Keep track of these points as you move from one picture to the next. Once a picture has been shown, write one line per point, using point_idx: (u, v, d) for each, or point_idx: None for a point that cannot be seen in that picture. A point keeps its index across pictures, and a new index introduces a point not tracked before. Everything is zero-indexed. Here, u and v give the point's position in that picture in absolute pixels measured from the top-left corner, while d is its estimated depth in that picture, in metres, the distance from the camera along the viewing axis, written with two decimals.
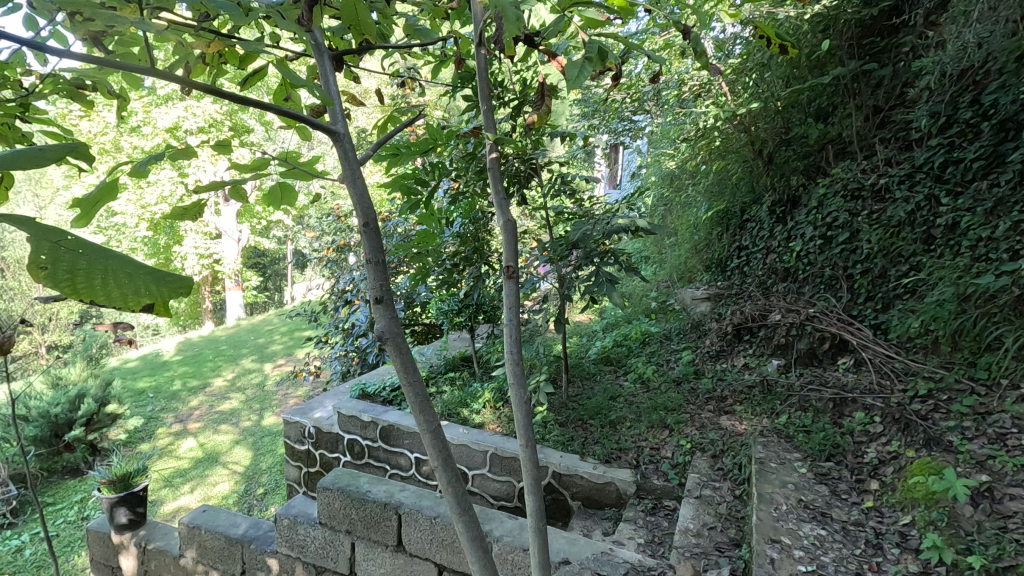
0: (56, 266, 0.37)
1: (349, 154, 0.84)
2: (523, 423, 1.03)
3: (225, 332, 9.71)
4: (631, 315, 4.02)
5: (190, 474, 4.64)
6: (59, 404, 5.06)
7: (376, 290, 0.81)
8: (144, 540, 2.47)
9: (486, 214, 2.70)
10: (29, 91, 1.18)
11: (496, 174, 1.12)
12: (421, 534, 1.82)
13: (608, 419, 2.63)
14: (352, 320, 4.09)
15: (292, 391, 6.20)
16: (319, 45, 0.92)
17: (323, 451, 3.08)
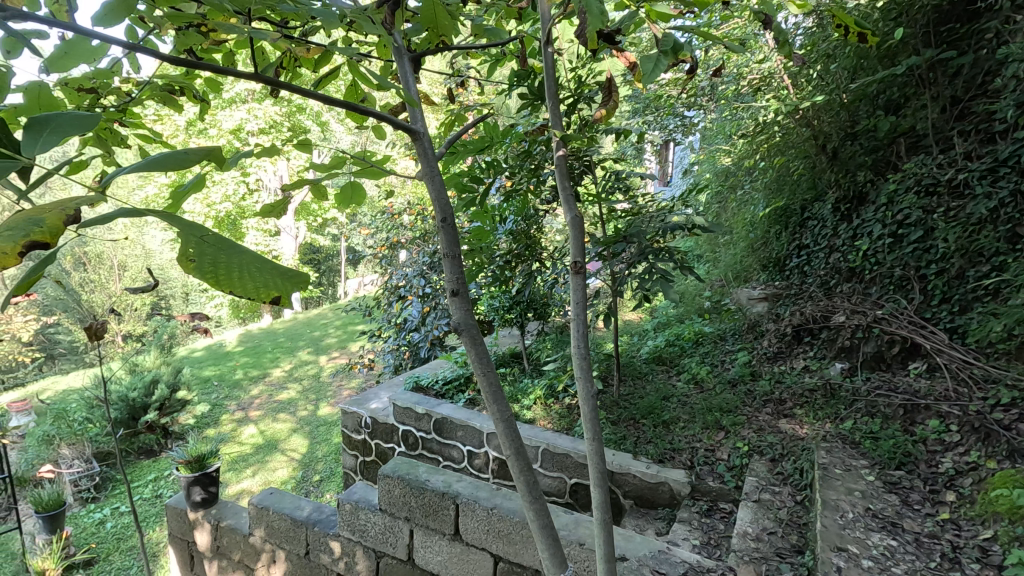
0: (203, 259, 0.41)
1: (428, 151, 0.87)
2: (590, 417, 1.04)
3: (283, 325, 10.14)
4: (683, 315, 3.95)
5: (252, 459, 4.89)
6: (135, 389, 5.48)
7: (452, 283, 0.84)
8: (217, 518, 2.62)
9: (539, 211, 2.71)
10: (129, 97, 1.28)
11: (564, 171, 1.13)
12: (478, 525, 1.86)
13: (661, 419, 2.60)
14: (405, 315, 4.20)
15: (346, 383, 6.42)
16: (399, 47, 0.95)
17: (379, 441, 3.18)
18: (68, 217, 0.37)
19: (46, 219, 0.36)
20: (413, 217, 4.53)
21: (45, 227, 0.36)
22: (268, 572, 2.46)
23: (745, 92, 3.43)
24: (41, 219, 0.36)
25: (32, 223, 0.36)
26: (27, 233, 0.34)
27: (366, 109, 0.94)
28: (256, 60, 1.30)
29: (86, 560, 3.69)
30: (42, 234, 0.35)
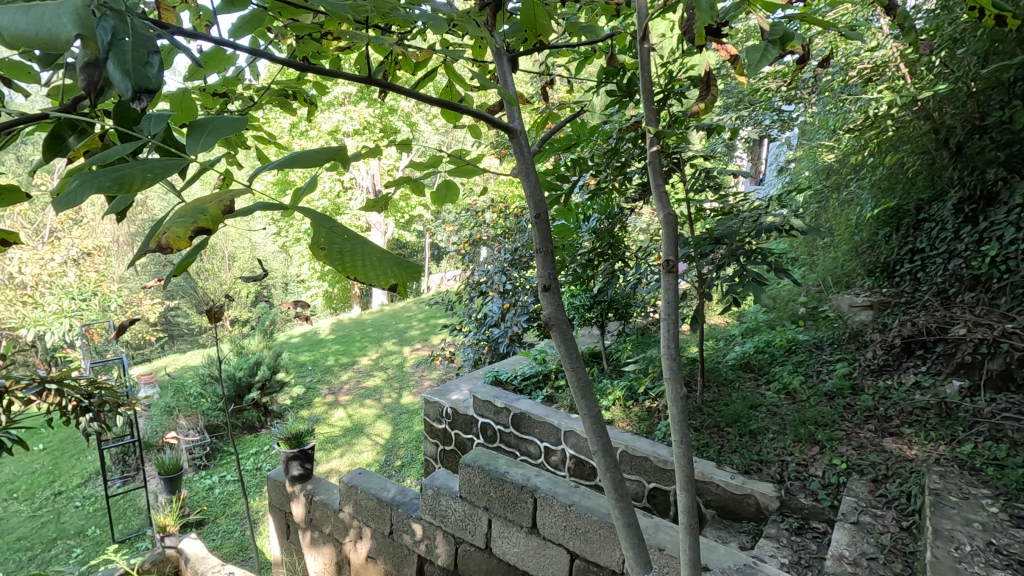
0: (331, 248, 0.44)
1: (524, 149, 0.89)
2: (678, 418, 1.02)
3: (372, 317, 10.70)
4: (774, 321, 3.75)
5: (340, 441, 5.20)
6: (241, 369, 6.03)
7: (544, 277, 0.86)
8: (310, 492, 2.82)
9: (623, 211, 2.68)
10: (248, 100, 1.40)
11: (656, 167, 1.11)
12: (555, 520, 1.87)
13: (747, 429, 2.49)
14: (485, 311, 4.28)
15: (427, 374, 6.68)
16: (498, 47, 0.98)
17: (458, 431, 3.30)
18: (224, 208, 0.42)
19: (208, 209, 0.41)
20: (496, 214, 4.61)
21: (208, 215, 0.40)
22: (356, 546, 2.63)
23: (853, 83, 3.17)
24: (204, 209, 0.41)
25: (197, 212, 0.40)
26: (195, 220, 0.39)
27: (462, 108, 0.98)
28: (358, 65, 1.38)
29: (198, 521, 4.11)
30: (204, 222, 0.39)
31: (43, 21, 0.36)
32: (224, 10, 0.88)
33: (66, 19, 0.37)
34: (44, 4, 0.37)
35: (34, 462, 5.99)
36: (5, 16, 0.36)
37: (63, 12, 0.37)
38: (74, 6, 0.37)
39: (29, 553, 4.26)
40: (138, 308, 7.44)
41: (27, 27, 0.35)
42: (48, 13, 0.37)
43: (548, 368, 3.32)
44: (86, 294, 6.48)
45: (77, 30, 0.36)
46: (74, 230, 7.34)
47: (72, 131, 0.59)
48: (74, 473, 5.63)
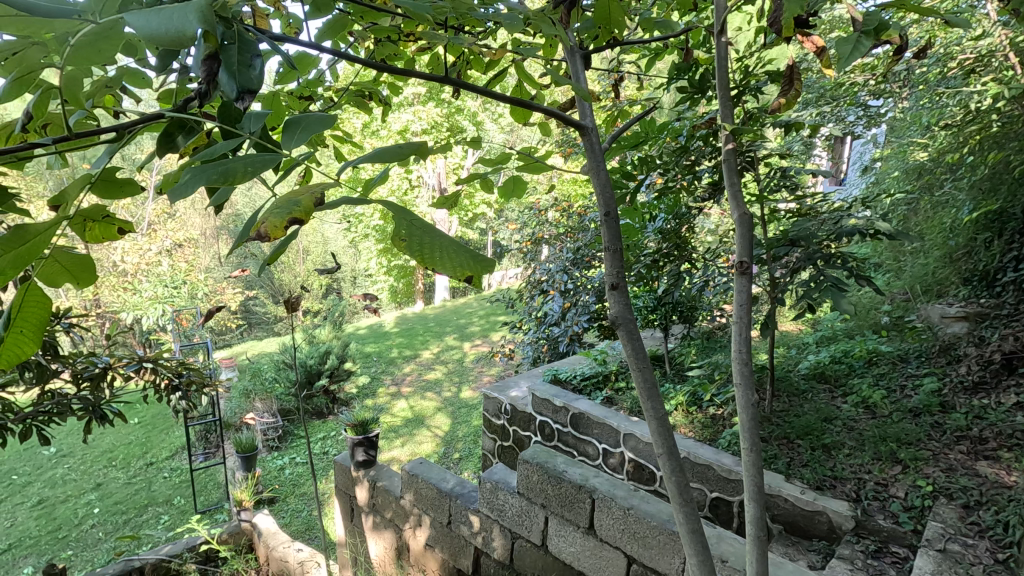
0: (411, 239, 0.45)
1: (595, 147, 0.88)
2: (747, 426, 0.98)
3: (434, 311, 10.97)
4: (854, 330, 3.52)
5: (402, 431, 5.37)
6: (313, 357, 6.35)
7: (612, 276, 0.85)
8: (373, 478, 2.93)
9: (692, 211, 2.60)
10: (327, 100, 1.47)
11: (732, 166, 1.07)
12: (613, 523, 1.85)
13: (821, 442, 2.36)
14: (546, 309, 4.28)
15: (487, 370, 6.77)
16: (572, 45, 0.98)
17: (517, 428, 3.33)
18: (315, 200, 0.44)
19: (301, 201, 0.43)
20: (559, 212, 4.59)
21: (300, 207, 0.43)
22: (414, 533, 2.71)
23: (953, 75, 2.92)
24: (297, 201, 0.43)
25: (292, 203, 0.43)
26: (289, 211, 0.42)
27: (534, 105, 0.98)
28: (431, 65, 1.41)
29: (270, 498, 4.36)
30: (298, 213, 0.42)
31: (173, 20, 0.39)
32: (312, 16, 0.93)
33: (192, 16, 0.40)
34: (172, 6, 0.40)
35: (130, 433, 6.58)
36: (138, 16, 0.39)
37: (190, 10, 0.40)
38: (199, 5, 0.40)
39: (125, 516, 4.69)
40: (222, 296, 8.00)
41: (158, 24, 0.38)
42: (176, 13, 0.40)
43: (608, 369, 3.28)
44: (177, 282, 7.03)
45: (201, 25, 0.39)
46: (168, 222, 7.98)
47: (180, 130, 0.64)
48: (164, 446, 6.14)
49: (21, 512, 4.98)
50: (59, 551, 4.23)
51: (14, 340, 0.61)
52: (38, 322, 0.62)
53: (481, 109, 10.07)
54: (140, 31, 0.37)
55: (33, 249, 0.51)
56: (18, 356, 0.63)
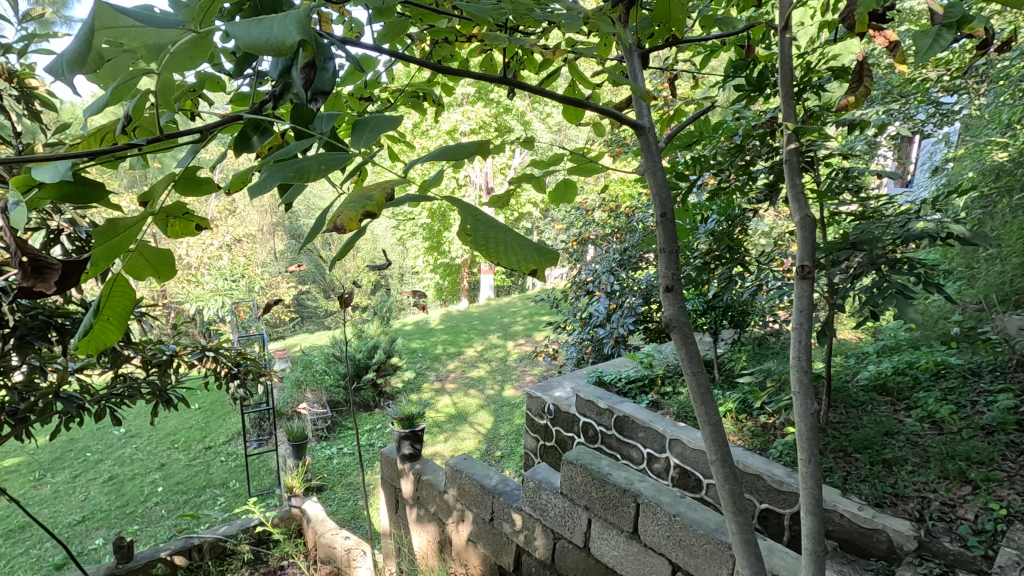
0: (476, 234, 0.46)
1: (652, 146, 0.87)
2: (805, 435, 0.95)
3: (479, 309, 11.08)
4: (920, 340, 3.34)
5: (446, 426, 5.46)
6: (361, 351, 6.55)
7: (667, 278, 0.83)
8: (419, 471, 2.98)
9: (745, 213, 2.53)
10: (383, 102, 1.50)
11: (793, 167, 1.03)
12: (658, 529, 1.82)
13: (881, 457, 2.25)
14: (591, 311, 4.24)
15: (530, 369, 6.79)
16: (629, 44, 0.98)
17: (560, 428, 3.33)
18: (386, 195, 0.46)
19: (373, 195, 0.45)
20: (606, 213, 4.54)
21: (373, 202, 0.44)
22: (457, 528, 2.76)
23: None
24: (370, 195, 0.45)
25: (365, 197, 0.45)
26: (362, 206, 0.44)
27: (588, 104, 0.97)
28: (485, 66, 1.42)
29: (319, 486, 4.53)
30: (371, 207, 0.44)
31: (273, 29, 0.41)
32: (373, 19, 0.96)
33: (291, 26, 0.42)
34: (271, 16, 0.43)
35: (192, 418, 6.96)
36: (243, 29, 0.41)
37: (289, 21, 0.42)
38: (296, 15, 0.42)
39: (185, 496, 4.97)
40: (277, 290, 8.35)
41: (260, 36, 0.41)
42: (276, 24, 0.42)
43: (654, 373, 3.22)
44: (235, 276, 7.37)
45: (300, 36, 0.41)
46: (230, 219, 8.39)
47: (255, 132, 0.67)
48: (221, 431, 6.46)
49: (94, 487, 5.35)
50: (127, 525, 4.52)
51: (102, 326, 0.67)
52: (121, 312, 0.67)
53: (530, 108, 10.11)
54: (247, 43, 0.39)
55: (121, 243, 0.55)
56: (103, 338, 0.70)
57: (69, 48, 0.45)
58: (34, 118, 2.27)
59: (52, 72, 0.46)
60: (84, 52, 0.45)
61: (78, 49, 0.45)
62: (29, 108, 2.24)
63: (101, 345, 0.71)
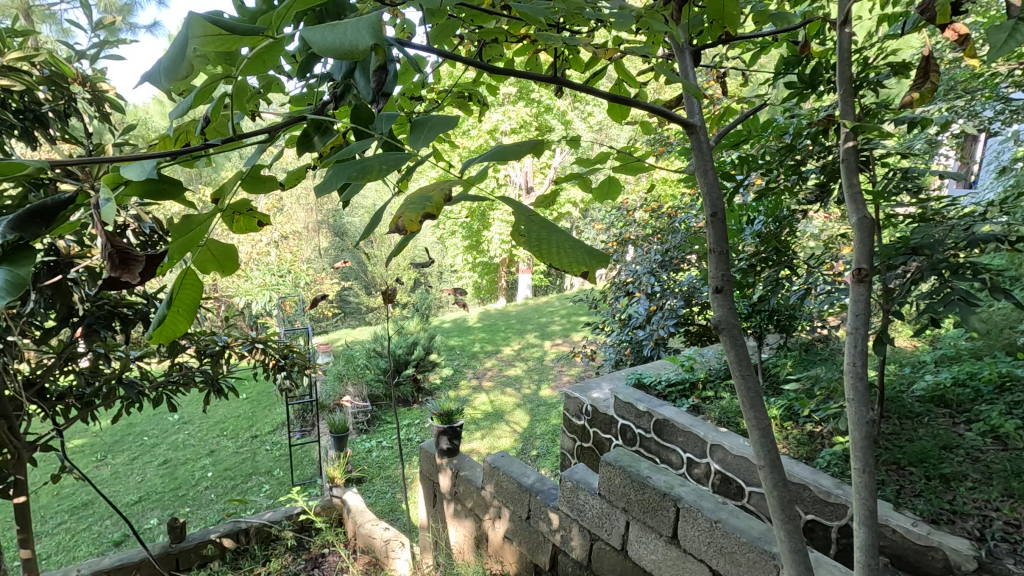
0: (530, 235, 0.46)
1: (703, 145, 0.85)
2: (859, 443, 0.92)
3: (516, 309, 11.11)
4: (983, 351, 3.15)
5: (483, 424, 5.51)
6: (401, 347, 6.69)
7: (717, 279, 0.82)
8: (456, 467, 3.02)
9: (794, 214, 2.45)
10: (431, 102, 1.52)
11: (851, 167, 1.00)
12: (698, 534, 1.79)
13: (938, 471, 2.15)
14: (630, 312, 4.18)
15: (566, 370, 6.77)
16: (681, 43, 0.97)
17: (597, 429, 3.31)
18: (444, 195, 0.46)
19: (432, 196, 0.46)
20: (648, 213, 4.49)
21: (433, 203, 0.45)
22: (493, 525, 2.78)
23: None
24: (429, 196, 0.46)
25: (424, 198, 0.46)
26: (423, 207, 0.45)
27: (636, 102, 0.96)
28: (531, 66, 1.43)
29: (358, 478, 4.64)
30: (430, 208, 0.45)
31: (347, 33, 0.43)
32: (426, 22, 0.98)
33: (364, 32, 0.43)
34: (345, 21, 0.44)
35: (239, 407, 7.24)
36: (319, 35, 0.43)
37: (362, 27, 0.43)
38: (370, 20, 0.44)
39: (233, 482, 5.18)
40: (321, 286, 8.59)
41: (334, 42, 0.42)
42: (350, 28, 0.43)
43: (696, 377, 3.16)
44: (282, 272, 7.63)
45: (371, 41, 0.42)
46: (278, 216, 8.70)
47: (317, 132, 0.70)
48: (267, 421, 6.70)
49: (150, 470, 5.64)
50: (179, 508, 4.75)
51: (173, 316, 0.71)
52: (191, 303, 0.71)
53: (571, 108, 10.08)
54: (322, 50, 0.41)
55: (193, 239, 0.58)
56: (174, 328, 0.75)
57: (170, 55, 0.49)
58: (104, 119, 2.42)
59: (152, 77, 0.50)
60: (180, 58, 0.50)
61: (174, 57, 0.49)
62: (100, 110, 2.38)
63: (171, 335, 0.75)
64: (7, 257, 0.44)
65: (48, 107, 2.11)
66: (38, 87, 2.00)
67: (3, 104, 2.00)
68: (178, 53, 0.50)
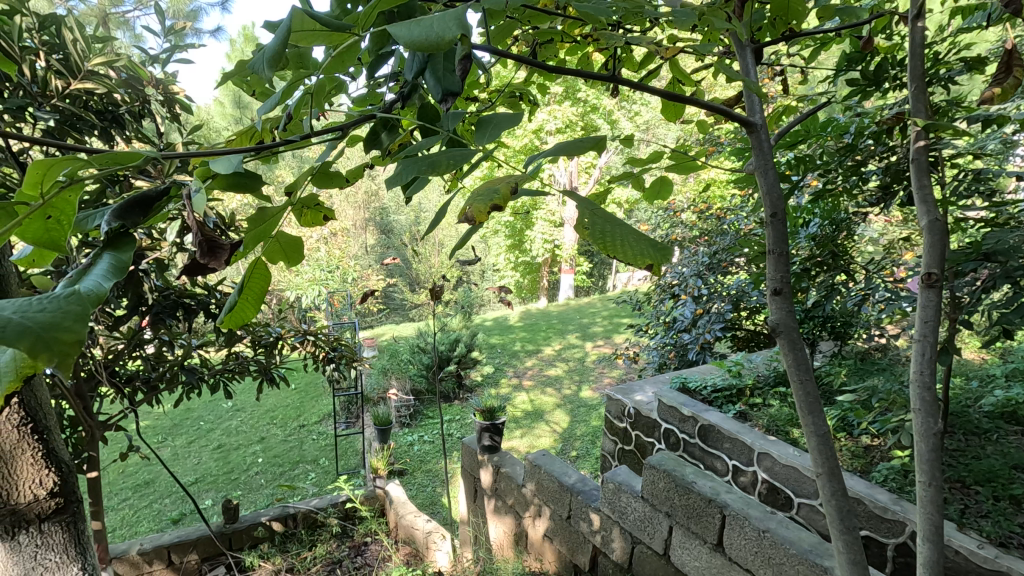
0: (594, 228, 0.47)
1: (763, 144, 0.84)
2: (925, 455, 0.88)
3: (558, 309, 11.08)
4: None
5: (523, 422, 5.53)
6: (444, 344, 6.79)
7: (775, 282, 0.81)
8: (497, 464, 3.05)
9: (853, 217, 2.36)
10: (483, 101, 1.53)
11: (920, 168, 0.95)
12: (745, 543, 1.75)
13: (1008, 492, 2.02)
14: (675, 315, 4.11)
15: (608, 372, 6.71)
16: (740, 39, 0.96)
17: (640, 432, 3.28)
18: (511, 188, 0.48)
19: (500, 189, 0.48)
20: (695, 215, 4.40)
21: (500, 195, 0.47)
22: (533, 523, 2.80)
23: None
24: (496, 189, 0.48)
25: (492, 190, 0.47)
26: (491, 198, 0.46)
27: (692, 100, 0.94)
28: (583, 65, 1.42)
29: (400, 470, 4.74)
30: (499, 200, 0.46)
31: (433, 27, 0.44)
32: (481, 24, 0.99)
33: (450, 24, 0.44)
34: (429, 16, 0.45)
35: (289, 397, 7.52)
36: (405, 28, 0.44)
37: (447, 19, 0.44)
38: (454, 15, 0.45)
39: (282, 468, 5.39)
40: (367, 282, 8.82)
41: (421, 33, 0.44)
42: (435, 22, 0.45)
43: (743, 383, 3.07)
44: (331, 267, 7.89)
45: (456, 32, 0.43)
46: None
47: (384, 129, 0.73)
48: (314, 411, 6.93)
49: (205, 453, 5.93)
50: (232, 490, 4.97)
51: (243, 304, 0.75)
52: (259, 290, 0.75)
53: (618, 107, 10.00)
54: (408, 43, 0.42)
55: (267, 230, 0.62)
56: (241, 316, 0.79)
57: (269, 47, 0.53)
58: (174, 120, 2.56)
59: (255, 69, 0.55)
60: (280, 52, 0.52)
61: (276, 49, 0.52)
62: (171, 111, 2.52)
63: (240, 323, 0.79)
64: (112, 243, 0.48)
65: (125, 108, 2.25)
66: (116, 89, 2.14)
67: (85, 106, 2.14)
68: (279, 46, 0.52)
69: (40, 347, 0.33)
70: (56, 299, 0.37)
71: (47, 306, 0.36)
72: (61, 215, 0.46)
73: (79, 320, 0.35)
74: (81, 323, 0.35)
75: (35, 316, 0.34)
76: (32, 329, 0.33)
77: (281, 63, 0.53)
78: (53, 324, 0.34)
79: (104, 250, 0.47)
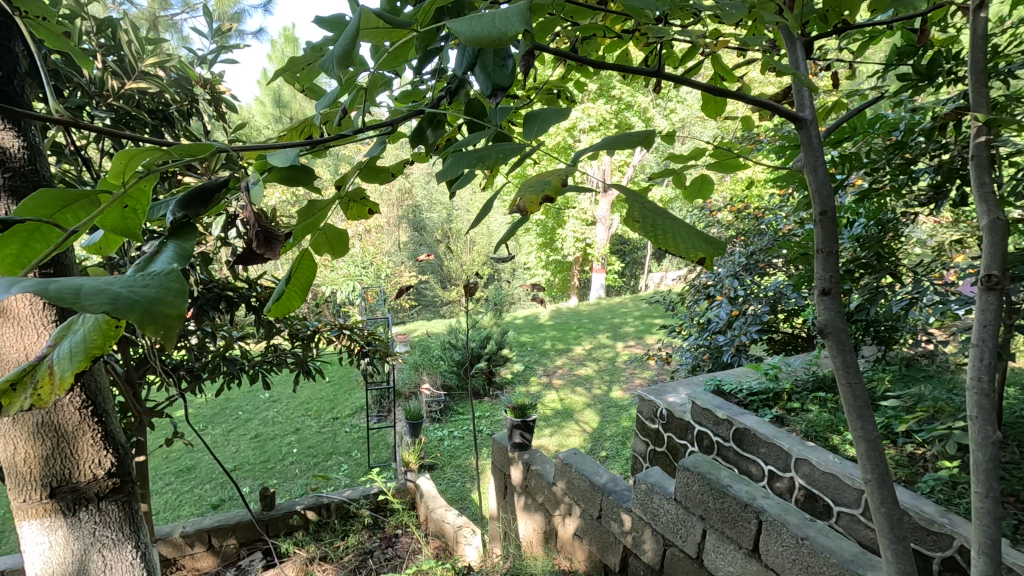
0: (645, 221, 0.46)
1: (813, 140, 0.81)
2: (981, 466, 0.85)
3: (589, 308, 11.00)
4: None
5: (553, 420, 5.52)
6: (475, 341, 6.84)
7: (824, 281, 0.78)
8: (527, 461, 3.05)
9: (901, 217, 2.27)
10: (520, 99, 1.53)
11: (979, 165, 0.91)
12: (782, 550, 1.71)
13: None
14: (710, 316, 4.03)
15: (640, 373, 6.63)
16: (789, 32, 0.93)
17: (672, 434, 3.24)
18: (561, 179, 0.48)
19: (550, 180, 0.48)
20: (733, 214, 4.30)
21: (551, 186, 0.47)
22: (563, 521, 2.79)
23: None
24: (547, 180, 0.47)
25: (542, 181, 0.47)
26: (543, 188, 0.46)
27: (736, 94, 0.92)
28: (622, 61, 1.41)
29: (430, 464, 4.80)
30: (550, 190, 0.46)
31: (496, 22, 0.44)
32: None
33: (513, 19, 0.45)
34: (491, 12, 0.46)
35: (323, 390, 7.69)
36: (467, 23, 0.45)
37: (510, 14, 0.45)
38: (516, 10, 0.45)
39: (315, 459, 5.52)
40: (400, 278, 8.95)
41: (483, 28, 0.44)
42: (497, 17, 0.45)
43: (781, 387, 2.99)
44: (365, 263, 8.04)
45: (520, 26, 0.44)
46: None
47: (430, 125, 0.74)
48: (347, 405, 7.06)
49: (243, 442, 6.12)
50: (268, 479, 5.12)
51: (289, 294, 0.77)
52: (304, 281, 0.77)
53: (653, 105, 9.89)
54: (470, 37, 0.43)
55: (316, 222, 0.64)
56: (286, 305, 0.81)
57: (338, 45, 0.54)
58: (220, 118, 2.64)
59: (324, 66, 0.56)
60: (349, 51, 0.53)
61: (346, 48, 0.53)
62: (217, 110, 2.60)
63: (285, 312, 0.81)
64: (176, 232, 0.49)
65: (174, 107, 2.34)
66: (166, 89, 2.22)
67: (138, 105, 2.23)
68: (348, 45, 0.53)
69: (149, 318, 0.33)
70: (158, 278, 0.37)
71: (150, 282, 0.36)
72: (134, 204, 0.48)
73: (179, 295, 0.36)
74: (183, 297, 0.36)
75: (140, 290, 0.35)
76: (139, 301, 0.34)
77: (349, 61, 0.54)
78: (155, 299, 0.35)
79: (169, 239, 0.48)
